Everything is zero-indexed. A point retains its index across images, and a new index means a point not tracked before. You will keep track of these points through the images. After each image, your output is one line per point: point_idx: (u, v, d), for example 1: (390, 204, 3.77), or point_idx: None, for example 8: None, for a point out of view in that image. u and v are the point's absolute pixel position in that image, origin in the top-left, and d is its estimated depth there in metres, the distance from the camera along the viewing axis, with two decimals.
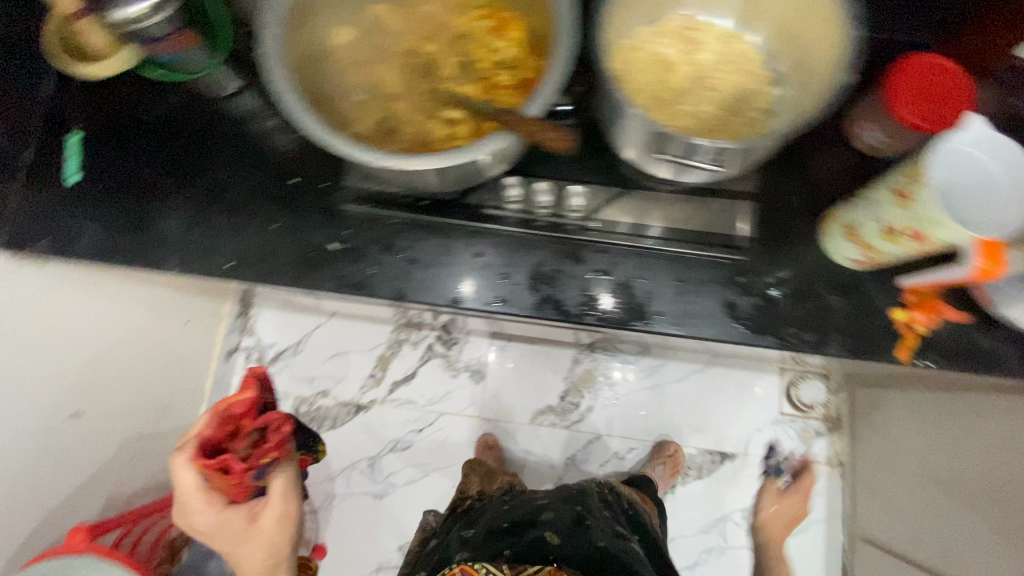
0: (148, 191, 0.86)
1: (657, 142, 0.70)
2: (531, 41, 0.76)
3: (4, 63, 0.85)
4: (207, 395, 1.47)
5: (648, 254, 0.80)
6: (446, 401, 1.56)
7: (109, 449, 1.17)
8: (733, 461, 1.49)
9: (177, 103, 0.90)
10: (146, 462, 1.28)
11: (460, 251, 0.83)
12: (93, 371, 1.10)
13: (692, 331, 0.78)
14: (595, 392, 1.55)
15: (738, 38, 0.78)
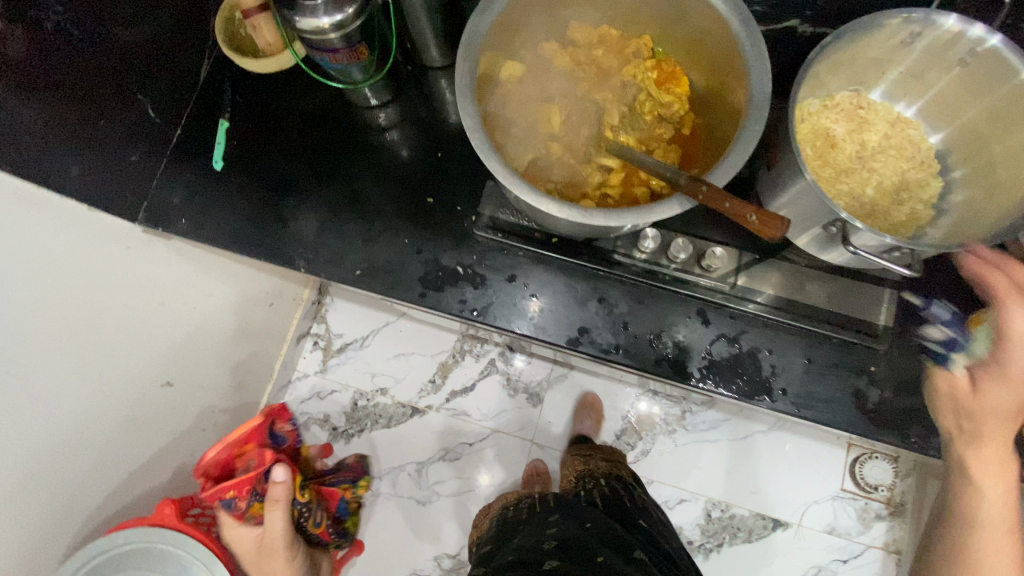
0: (286, 188, 0.88)
1: (820, 222, 0.69)
2: (694, 101, 0.76)
3: (176, 48, 0.88)
4: (274, 378, 1.40)
5: (778, 328, 0.78)
6: (502, 419, 1.44)
7: (188, 420, 1.12)
8: (787, 530, 1.35)
9: (324, 105, 0.92)
10: (216, 436, 1.24)
11: (585, 293, 0.82)
12: (188, 344, 1.07)
13: (815, 414, 0.76)
14: (655, 435, 1.42)
15: (907, 124, 0.75)
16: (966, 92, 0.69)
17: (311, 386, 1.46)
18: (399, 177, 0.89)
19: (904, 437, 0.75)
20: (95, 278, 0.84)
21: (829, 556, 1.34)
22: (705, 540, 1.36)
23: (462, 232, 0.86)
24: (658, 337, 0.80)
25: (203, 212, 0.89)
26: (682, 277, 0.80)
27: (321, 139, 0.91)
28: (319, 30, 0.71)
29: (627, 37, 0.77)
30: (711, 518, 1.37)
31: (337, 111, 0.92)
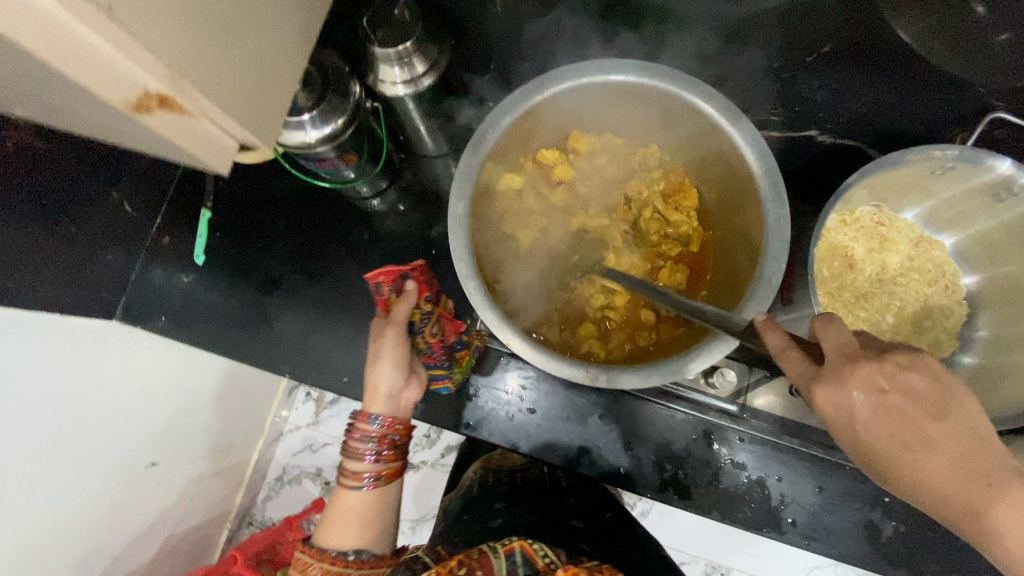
0: (276, 287, 0.85)
1: None
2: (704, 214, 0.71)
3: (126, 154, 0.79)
4: (265, 433, 1.24)
5: (789, 454, 0.75)
6: None
7: (174, 494, 0.98)
8: None
9: (311, 194, 0.87)
10: (207, 497, 1.10)
11: (587, 410, 0.78)
12: (176, 421, 0.94)
13: (825, 548, 0.73)
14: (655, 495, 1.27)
15: (930, 244, 0.71)
16: (999, 225, 0.64)
17: (303, 439, 1.31)
18: None
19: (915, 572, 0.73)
20: (74, 381, 0.73)
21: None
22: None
23: None
24: (664, 460, 0.75)
25: (183, 309, 0.86)
26: (691, 397, 0.76)
27: (308, 232, 0.86)
28: (306, 144, 0.66)
29: (631, 145, 0.72)
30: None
31: (324, 200, 0.87)
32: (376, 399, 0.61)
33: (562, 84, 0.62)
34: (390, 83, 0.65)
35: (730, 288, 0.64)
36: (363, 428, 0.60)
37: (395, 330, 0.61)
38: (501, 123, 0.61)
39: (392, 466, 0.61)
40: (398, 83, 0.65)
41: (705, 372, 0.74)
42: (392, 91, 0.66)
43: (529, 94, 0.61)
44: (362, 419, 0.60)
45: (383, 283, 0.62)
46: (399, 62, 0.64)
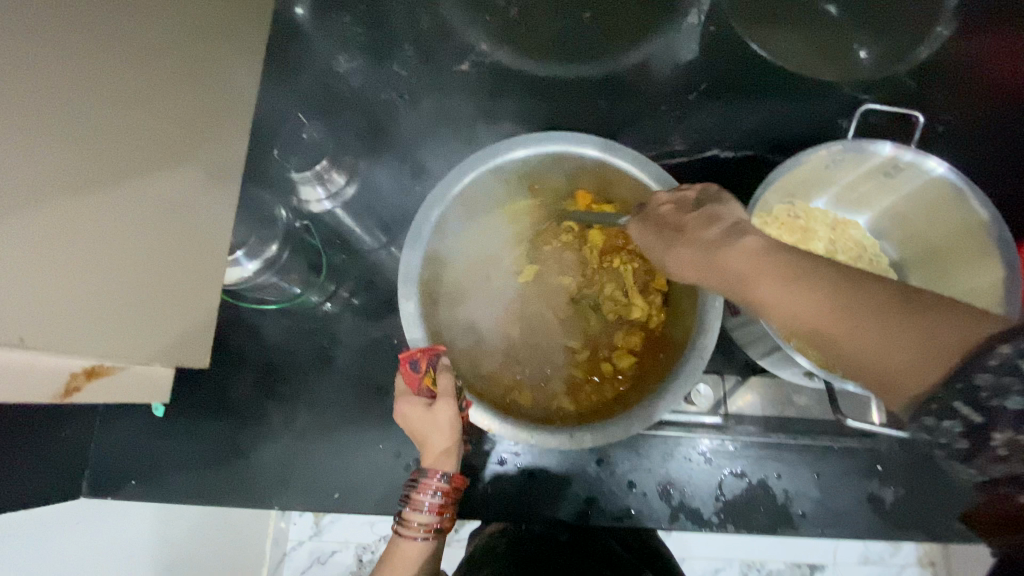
0: (246, 417, 0.83)
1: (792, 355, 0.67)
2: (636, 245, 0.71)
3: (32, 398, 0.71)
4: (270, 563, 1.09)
5: (781, 450, 0.77)
6: None
7: None
8: None
9: (258, 314, 0.85)
10: None
11: (585, 460, 0.78)
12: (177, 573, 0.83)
13: (839, 531, 0.75)
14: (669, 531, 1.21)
15: (847, 224, 0.76)
16: (900, 198, 0.70)
17: (311, 553, 1.12)
18: (358, 375, 0.84)
19: (929, 530, 0.75)
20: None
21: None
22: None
23: None
24: (668, 489, 0.76)
25: (153, 467, 0.82)
26: (677, 419, 0.77)
27: (265, 355, 0.84)
28: (243, 278, 0.65)
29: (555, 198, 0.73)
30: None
31: (275, 319, 0.85)
32: (431, 456, 0.57)
33: (480, 167, 0.63)
34: (315, 201, 0.68)
35: (681, 312, 0.65)
36: (429, 482, 0.56)
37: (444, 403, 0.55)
38: (431, 217, 0.61)
39: (446, 521, 0.58)
40: (321, 200, 0.69)
41: None
42: (318, 208, 0.69)
43: (451, 184, 0.62)
44: (431, 472, 0.56)
45: (418, 358, 0.56)
46: (320, 181, 0.67)
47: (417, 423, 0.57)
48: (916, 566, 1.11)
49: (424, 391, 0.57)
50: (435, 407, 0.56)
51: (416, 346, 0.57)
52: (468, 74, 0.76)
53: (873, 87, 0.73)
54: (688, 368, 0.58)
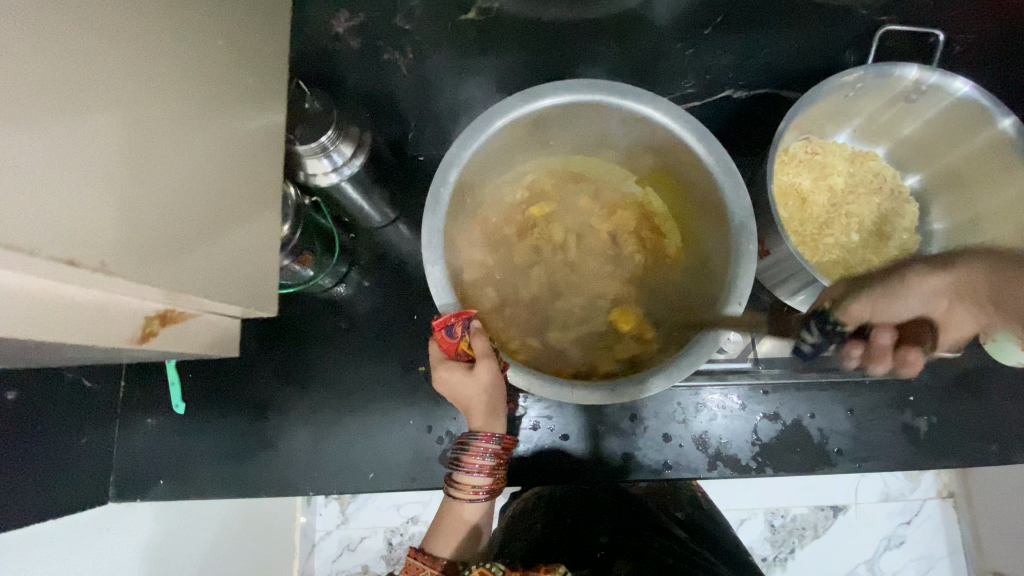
0: (270, 407, 0.81)
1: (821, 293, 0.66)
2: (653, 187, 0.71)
3: (47, 402, 0.68)
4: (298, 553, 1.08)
5: (811, 390, 0.77)
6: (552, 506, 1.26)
7: None
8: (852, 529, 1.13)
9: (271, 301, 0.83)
10: None
11: (618, 417, 0.77)
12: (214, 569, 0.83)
13: (875, 464, 0.75)
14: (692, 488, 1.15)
15: (863, 156, 0.75)
16: (918, 123, 0.68)
17: (339, 541, 1.11)
18: (380, 354, 0.82)
19: (965, 455, 0.75)
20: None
21: (892, 522, 1.10)
22: (775, 553, 1.10)
23: None
24: (704, 438, 0.76)
25: (178, 466, 0.80)
26: (707, 368, 0.76)
27: (283, 343, 0.82)
28: None
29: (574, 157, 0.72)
30: (776, 528, 1.10)
31: (289, 305, 0.83)
32: (478, 417, 0.58)
33: (493, 124, 0.61)
34: (322, 174, 0.65)
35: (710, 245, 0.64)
36: (480, 444, 0.56)
37: (485, 366, 0.55)
38: (449, 177, 0.60)
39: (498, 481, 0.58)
40: (328, 173, 0.65)
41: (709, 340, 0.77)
42: (325, 182, 0.65)
43: (466, 143, 0.60)
44: (483, 433, 0.56)
45: (453, 325, 0.54)
46: (325, 152, 0.63)
47: (460, 389, 0.58)
48: (937, 498, 1.12)
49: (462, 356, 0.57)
50: (476, 370, 0.56)
51: (446, 312, 0.55)
52: (470, 32, 0.73)
53: (889, 11, 0.71)
54: (725, 314, 0.56)
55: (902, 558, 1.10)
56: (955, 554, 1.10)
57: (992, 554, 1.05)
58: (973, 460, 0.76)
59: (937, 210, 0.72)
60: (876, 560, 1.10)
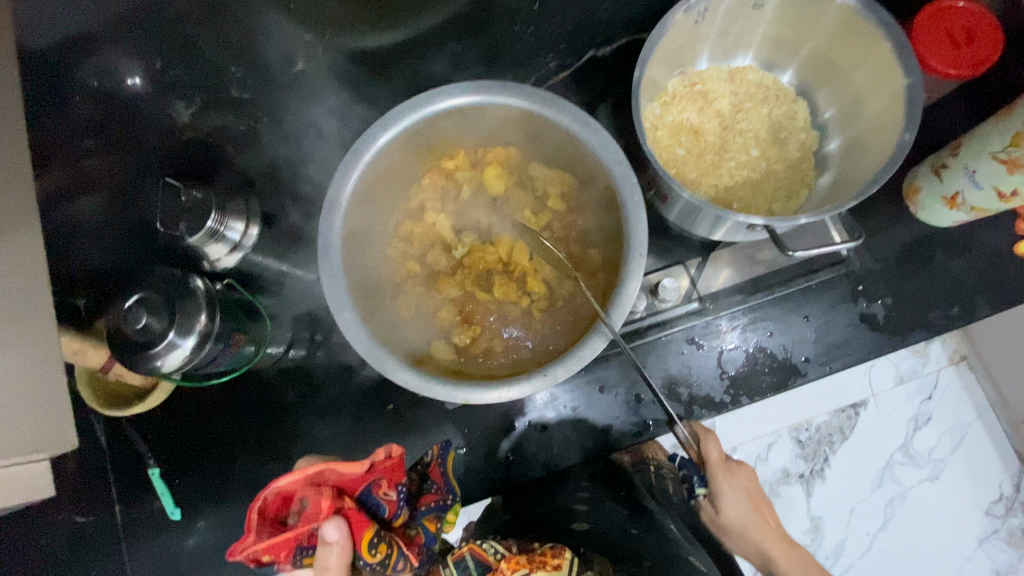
0: (261, 485, 0.82)
1: (732, 226, 0.66)
2: (548, 163, 0.73)
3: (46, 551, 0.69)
4: None
5: (763, 309, 0.77)
6: None
7: None
8: (872, 415, 1.06)
9: (232, 385, 0.82)
10: None
11: (585, 392, 0.79)
12: None
13: (845, 362, 0.75)
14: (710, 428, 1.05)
15: (742, 71, 0.75)
16: (771, 22, 0.69)
17: None
18: (348, 405, 0.82)
19: (927, 327, 0.75)
20: None
21: (914, 402, 1.06)
22: (811, 467, 1.05)
23: (438, 417, 0.80)
24: (674, 387, 0.77)
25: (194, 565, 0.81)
26: (656, 321, 0.77)
27: (256, 421, 0.82)
28: (189, 357, 0.64)
29: (468, 156, 0.73)
30: (805, 443, 1.05)
31: (248, 385, 0.82)
32: None
33: (361, 163, 0.64)
34: (224, 254, 0.68)
35: (609, 206, 0.67)
36: None
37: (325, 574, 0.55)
38: (335, 225, 0.63)
39: None
40: (229, 252, 0.68)
41: (651, 293, 0.77)
42: (233, 257, 0.69)
43: (340, 190, 0.63)
44: None
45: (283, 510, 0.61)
46: (217, 238, 0.65)
47: None
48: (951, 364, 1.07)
49: (284, 555, 0.59)
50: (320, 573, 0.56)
51: (270, 491, 0.61)
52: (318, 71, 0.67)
53: None
54: (631, 269, 0.60)
55: (932, 434, 1.06)
56: (985, 414, 1.06)
57: (1017, 403, 1.02)
58: (945, 328, 0.75)
59: (826, 96, 0.72)
60: (907, 442, 1.06)
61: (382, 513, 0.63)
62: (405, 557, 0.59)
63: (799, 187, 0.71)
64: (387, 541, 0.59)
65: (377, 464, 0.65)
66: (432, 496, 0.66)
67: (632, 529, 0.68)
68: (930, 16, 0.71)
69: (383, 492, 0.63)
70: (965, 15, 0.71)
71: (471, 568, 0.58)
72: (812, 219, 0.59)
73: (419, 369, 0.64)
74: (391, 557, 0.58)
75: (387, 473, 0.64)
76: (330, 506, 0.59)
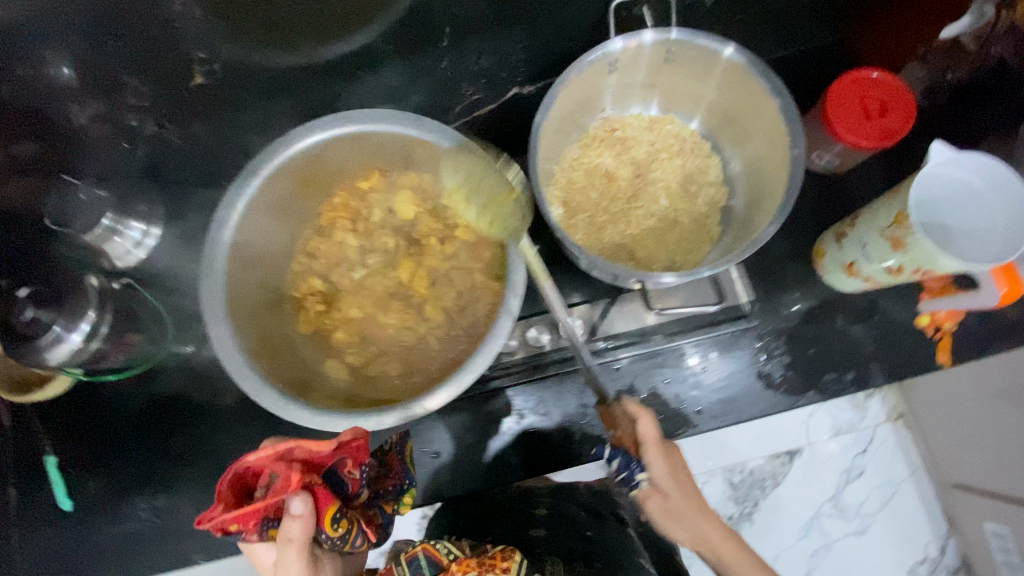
0: (152, 486, 0.80)
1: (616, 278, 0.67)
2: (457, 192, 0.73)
3: None
4: None
5: (662, 356, 0.78)
6: None
7: None
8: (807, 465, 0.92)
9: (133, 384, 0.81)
10: None
11: (483, 423, 0.79)
12: None
13: (737, 417, 0.76)
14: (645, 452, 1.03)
15: (660, 121, 0.75)
16: (683, 78, 0.70)
17: None
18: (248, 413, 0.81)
19: (820, 389, 0.76)
20: None
21: (848, 456, 0.93)
22: (739, 510, 0.96)
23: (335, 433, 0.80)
24: (569, 424, 0.78)
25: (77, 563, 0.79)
26: (558, 357, 0.78)
27: (153, 421, 0.81)
28: (74, 351, 0.64)
29: (383, 178, 0.73)
30: (737, 486, 0.93)
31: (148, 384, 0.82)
32: None
33: (260, 177, 0.65)
34: (126, 253, 0.70)
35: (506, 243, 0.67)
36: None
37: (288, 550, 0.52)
38: (224, 237, 0.63)
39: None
40: (131, 250, 0.70)
41: (555, 329, 0.77)
42: (136, 256, 0.71)
43: (234, 203, 0.64)
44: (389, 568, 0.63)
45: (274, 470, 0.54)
46: (115, 232, 0.68)
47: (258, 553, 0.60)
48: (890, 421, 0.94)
49: (254, 524, 0.53)
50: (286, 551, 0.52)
51: (269, 449, 0.54)
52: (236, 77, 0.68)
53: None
54: (508, 309, 0.60)
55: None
56: None
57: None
58: (839, 392, 0.76)
59: (738, 154, 0.73)
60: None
61: (345, 490, 0.58)
62: (364, 532, 0.57)
63: (700, 242, 0.72)
64: (350, 518, 0.56)
65: (343, 442, 0.56)
66: (391, 481, 0.63)
67: (587, 529, 0.78)
68: (847, 85, 0.70)
69: (349, 472, 0.56)
70: (880, 87, 0.70)
71: (421, 564, 0.61)
72: (709, 272, 0.60)
73: (292, 389, 0.63)
74: (352, 532, 0.55)
75: (353, 453, 0.56)
76: (302, 479, 0.53)
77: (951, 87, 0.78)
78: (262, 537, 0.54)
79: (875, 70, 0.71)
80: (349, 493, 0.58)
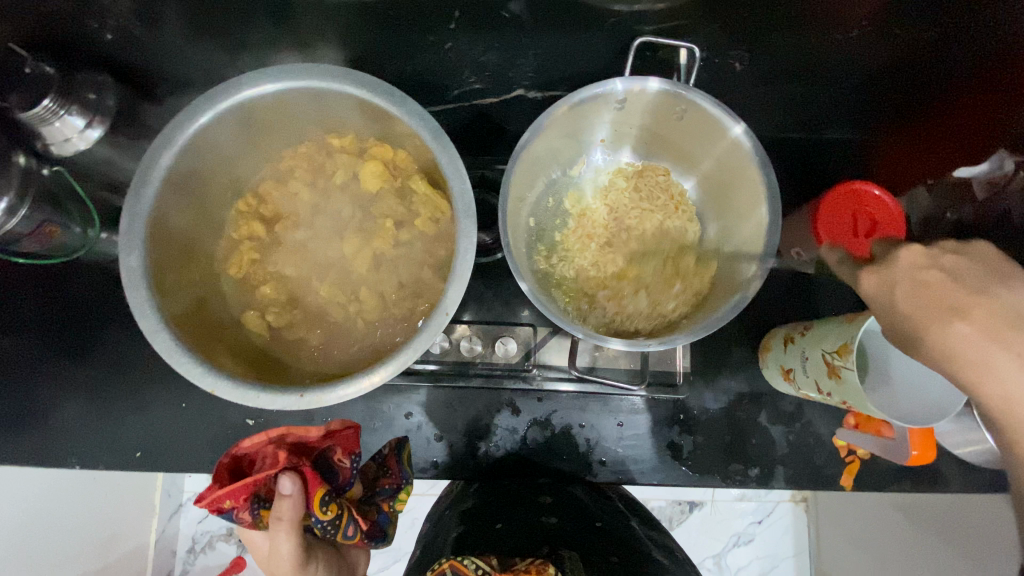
0: (36, 379, 0.75)
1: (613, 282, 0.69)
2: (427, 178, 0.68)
3: None
4: (158, 511, 1.07)
5: (584, 399, 0.77)
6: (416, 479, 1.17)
7: None
8: (701, 510, 1.14)
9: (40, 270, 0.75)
10: None
11: (392, 412, 0.77)
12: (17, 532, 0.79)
13: (639, 479, 0.76)
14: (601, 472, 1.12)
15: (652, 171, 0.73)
16: (686, 136, 0.67)
17: None
18: None
19: (724, 477, 0.76)
20: None
21: (744, 521, 1.14)
22: None
23: None
24: (474, 439, 0.77)
25: None
26: (483, 370, 0.77)
27: (55, 314, 0.76)
28: None
29: (356, 142, 0.69)
30: None
31: (58, 277, 0.76)
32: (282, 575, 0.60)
33: (219, 107, 0.59)
34: (62, 142, 0.67)
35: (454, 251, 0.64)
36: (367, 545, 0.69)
37: (277, 526, 0.58)
38: (164, 160, 0.59)
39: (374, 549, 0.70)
40: (67, 142, 0.68)
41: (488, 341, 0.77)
42: (70, 148, 0.68)
43: (184, 127, 0.59)
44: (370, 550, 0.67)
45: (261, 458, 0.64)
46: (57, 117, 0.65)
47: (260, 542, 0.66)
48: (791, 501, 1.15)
49: (244, 501, 0.61)
50: (275, 530, 0.58)
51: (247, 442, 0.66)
52: None
53: None
54: (433, 323, 0.57)
55: (748, 556, 1.14)
56: (800, 556, 1.14)
57: (829, 562, 1.08)
58: (743, 483, 0.76)
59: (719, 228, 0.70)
60: (724, 555, 1.14)
61: (336, 480, 0.66)
62: (354, 521, 0.63)
63: None
64: (337, 503, 0.61)
65: (333, 432, 0.67)
66: (387, 479, 0.70)
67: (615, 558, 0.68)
68: (843, 195, 0.69)
69: (338, 460, 0.66)
70: (877, 205, 0.68)
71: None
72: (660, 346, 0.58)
73: (193, 341, 0.59)
74: (341, 519, 0.61)
75: (342, 443, 0.67)
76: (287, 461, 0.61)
77: (948, 226, 0.74)
78: (254, 516, 0.61)
79: (878, 187, 0.69)
80: (339, 484, 0.66)
